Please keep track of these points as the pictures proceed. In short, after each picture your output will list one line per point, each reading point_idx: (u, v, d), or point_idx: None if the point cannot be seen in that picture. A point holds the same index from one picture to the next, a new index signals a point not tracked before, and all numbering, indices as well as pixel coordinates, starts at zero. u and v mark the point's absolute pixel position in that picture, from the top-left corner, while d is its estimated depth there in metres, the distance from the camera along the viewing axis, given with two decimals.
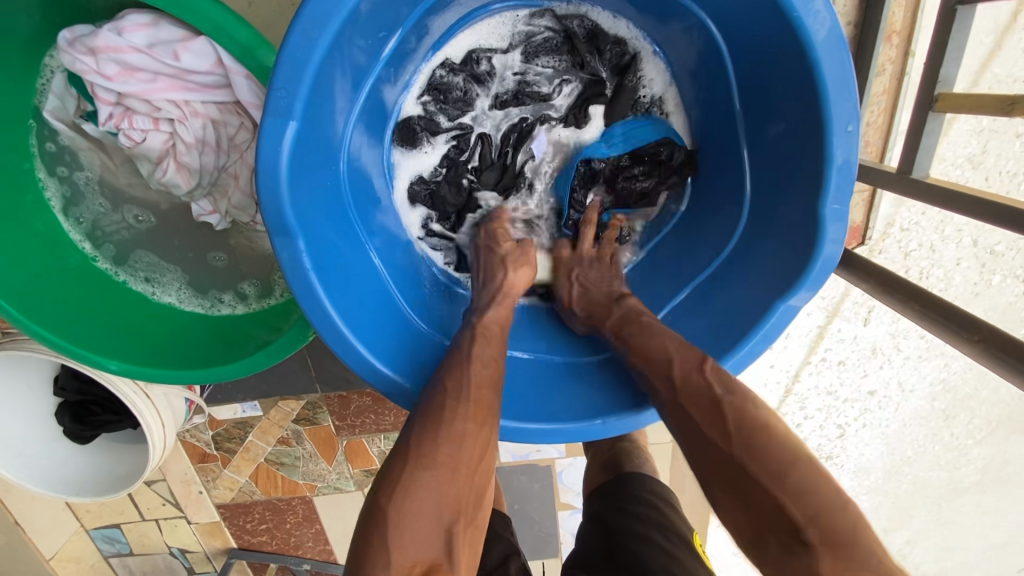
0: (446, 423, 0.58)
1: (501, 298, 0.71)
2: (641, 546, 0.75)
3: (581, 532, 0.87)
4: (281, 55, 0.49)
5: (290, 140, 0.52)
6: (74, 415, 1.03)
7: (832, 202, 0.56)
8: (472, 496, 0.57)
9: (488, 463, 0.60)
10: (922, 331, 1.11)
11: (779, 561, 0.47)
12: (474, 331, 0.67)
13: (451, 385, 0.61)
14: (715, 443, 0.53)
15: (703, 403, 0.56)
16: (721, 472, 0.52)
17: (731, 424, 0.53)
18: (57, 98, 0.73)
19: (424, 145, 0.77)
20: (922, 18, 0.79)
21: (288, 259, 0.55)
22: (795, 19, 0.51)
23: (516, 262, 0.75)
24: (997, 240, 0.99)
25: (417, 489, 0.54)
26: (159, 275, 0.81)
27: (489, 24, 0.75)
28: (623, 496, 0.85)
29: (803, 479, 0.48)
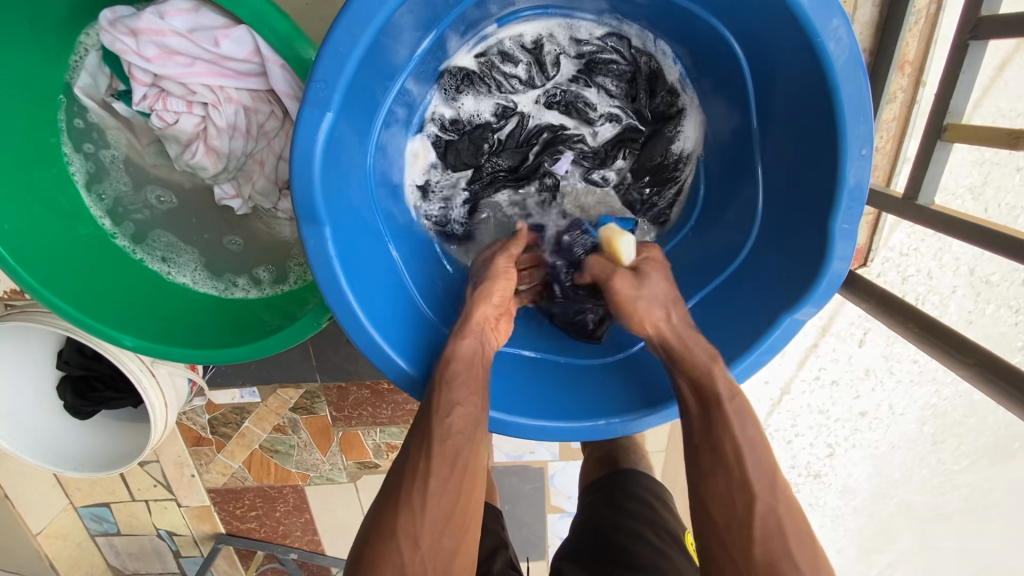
0: (406, 487, 0.61)
1: (460, 326, 0.68)
2: (633, 542, 0.77)
3: (575, 525, 0.88)
4: (324, 48, 0.51)
5: (326, 130, 0.54)
6: (75, 390, 1.04)
7: (842, 222, 0.58)
8: (440, 561, 0.59)
9: (459, 523, 0.60)
10: (915, 355, 1.15)
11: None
12: (439, 383, 0.63)
13: (413, 444, 0.63)
14: (793, 574, 0.53)
15: (798, 527, 0.55)
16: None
17: (813, 563, 0.54)
18: (89, 76, 0.74)
19: (463, 99, 0.76)
20: (934, 49, 0.82)
21: (313, 245, 0.57)
22: (818, 44, 0.52)
23: (478, 283, 0.73)
24: (993, 270, 1.02)
25: (381, 559, 0.58)
26: (175, 255, 0.82)
27: (558, 23, 0.73)
28: (618, 493, 0.86)
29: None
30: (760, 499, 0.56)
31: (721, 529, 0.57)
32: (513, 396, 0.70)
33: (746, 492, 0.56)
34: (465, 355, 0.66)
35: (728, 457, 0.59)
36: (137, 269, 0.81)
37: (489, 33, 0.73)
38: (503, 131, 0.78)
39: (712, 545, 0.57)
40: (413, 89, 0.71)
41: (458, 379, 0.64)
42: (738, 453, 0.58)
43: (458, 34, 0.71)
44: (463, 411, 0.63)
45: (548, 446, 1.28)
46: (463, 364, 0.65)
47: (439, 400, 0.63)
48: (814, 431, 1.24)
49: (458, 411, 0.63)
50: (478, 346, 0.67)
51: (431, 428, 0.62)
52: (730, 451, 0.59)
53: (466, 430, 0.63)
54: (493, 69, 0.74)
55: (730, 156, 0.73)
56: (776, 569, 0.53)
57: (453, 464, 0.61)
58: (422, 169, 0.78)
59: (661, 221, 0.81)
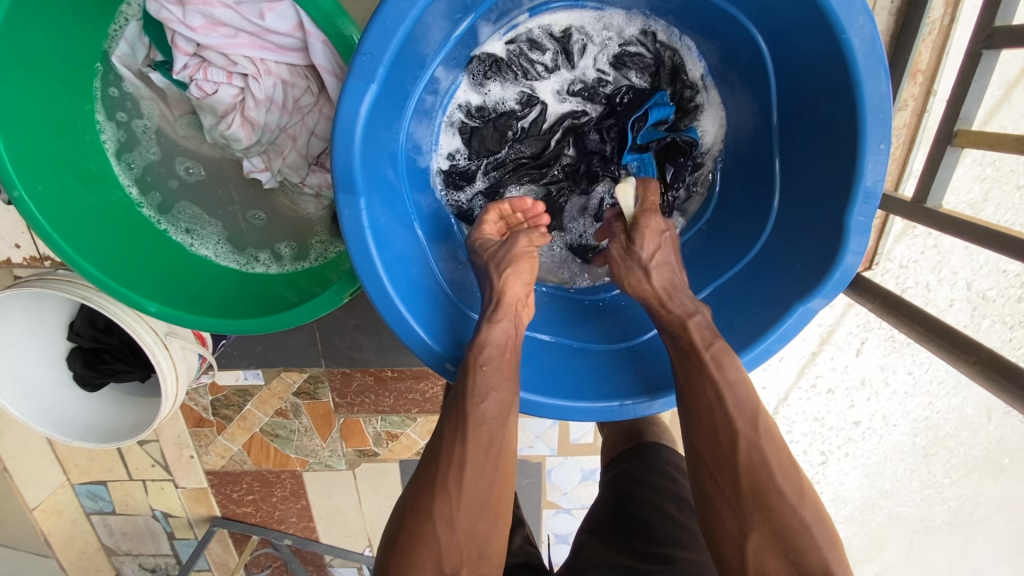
0: (441, 471, 0.62)
1: (491, 311, 0.70)
2: (652, 514, 0.80)
3: (601, 499, 0.91)
4: (372, 22, 0.53)
5: (368, 102, 0.55)
6: (85, 361, 1.05)
7: (858, 214, 0.60)
8: (474, 544, 0.61)
9: (494, 506, 0.63)
10: (910, 367, 1.17)
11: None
12: (472, 369, 0.66)
13: (446, 429, 0.65)
14: (781, 500, 0.58)
15: (782, 456, 0.60)
16: (778, 525, 0.57)
17: (799, 490, 0.58)
18: (127, 46, 0.76)
19: (490, 86, 0.77)
20: (946, 61, 0.84)
21: (348, 216, 0.59)
22: (844, 40, 0.54)
23: (502, 268, 0.72)
24: (990, 285, 1.04)
25: (418, 542, 0.60)
26: (199, 227, 0.83)
27: (588, 14, 0.75)
28: (640, 468, 0.88)
29: (841, 556, 0.57)
30: (743, 431, 0.60)
31: (708, 461, 0.62)
32: (528, 377, 0.73)
33: (730, 427, 0.61)
34: (499, 341, 0.68)
35: (707, 400, 0.62)
36: (162, 238, 0.82)
37: (520, 22, 0.75)
38: (527, 118, 0.80)
39: (702, 477, 0.62)
40: (442, 76, 0.74)
41: (491, 364, 0.66)
42: (719, 393, 0.62)
43: (490, 21, 0.72)
44: (498, 397, 0.65)
45: (547, 441, 1.30)
46: (497, 350, 0.67)
47: (473, 386, 0.65)
48: (809, 438, 1.26)
49: (493, 396, 0.65)
50: (511, 329, 0.69)
51: (467, 413, 0.64)
52: (710, 394, 0.62)
53: (500, 415, 0.65)
54: (522, 55, 0.76)
55: (748, 151, 0.76)
56: (762, 494, 0.58)
57: (488, 450, 0.63)
58: (446, 154, 0.80)
59: (683, 210, 0.83)
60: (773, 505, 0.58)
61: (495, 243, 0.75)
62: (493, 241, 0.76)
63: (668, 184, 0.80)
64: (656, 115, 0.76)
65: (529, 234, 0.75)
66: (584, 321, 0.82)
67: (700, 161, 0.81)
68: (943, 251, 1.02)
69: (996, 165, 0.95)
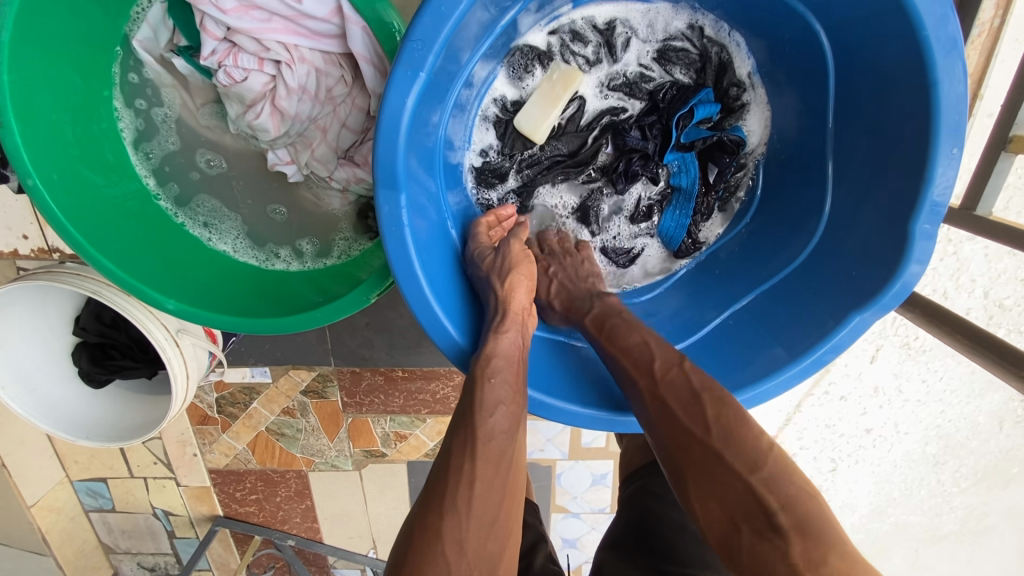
0: (449, 489, 0.59)
1: (497, 322, 0.66)
2: (676, 536, 0.82)
3: (620, 510, 0.94)
4: (425, 8, 0.49)
5: (416, 93, 0.52)
6: (91, 356, 1.01)
7: (923, 222, 0.57)
8: (484, 566, 0.58)
9: (503, 525, 0.61)
10: (925, 376, 1.13)
11: (750, 545, 0.53)
12: (479, 382, 0.62)
13: (455, 445, 0.62)
14: (694, 441, 0.59)
15: (682, 397, 0.61)
16: (698, 463, 0.58)
17: (705, 422, 0.59)
18: (150, 29, 0.73)
19: (530, 79, 0.74)
20: (995, 64, 0.81)
21: (387, 213, 0.56)
22: (922, 37, 0.51)
23: (504, 275, 0.68)
24: (1008, 294, 0.98)
25: (426, 566, 0.56)
26: (218, 221, 0.80)
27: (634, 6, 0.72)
28: (660, 485, 0.92)
29: (772, 470, 0.55)
30: (645, 389, 0.63)
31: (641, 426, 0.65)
32: (566, 386, 0.71)
33: (633, 387, 0.64)
34: (506, 352, 0.64)
35: (622, 370, 0.66)
36: (179, 231, 0.78)
37: (563, 12, 0.72)
38: (565, 114, 0.77)
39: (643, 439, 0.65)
40: (479, 69, 0.70)
41: (498, 376, 0.63)
42: (621, 360, 0.67)
43: (533, 12, 0.69)
44: (506, 410, 0.63)
45: (559, 445, 1.27)
46: (505, 361, 0.63)
47: (483, 399, 0.62)
48: (819, 446, 1.24)
49: (501, 410, 0.63)
50: (518, 339, 0.66)
51: (475, 427, 0.62)
52: (620, 368, 0.67)
53: (509, 430, 0.63)
54: (564, 48, 0.73)
55: (794, 153, 0.73)
56: (677, 438, 0.60)
57: (498, 465, 0.62)
58: (479, 149, 0.77)
59: (724, 210, 0.81)
60: (686, 444, 0.59)
61: (490, 252, 0.70)
62: (488, 250, 0.71)
63: (710, 184, 0.78)
64: (702, 112, 0.74)
65: (518, 236, 0.72)
66: None
67: (743, 162, 0.78)
68: (963, 259, 0.98)
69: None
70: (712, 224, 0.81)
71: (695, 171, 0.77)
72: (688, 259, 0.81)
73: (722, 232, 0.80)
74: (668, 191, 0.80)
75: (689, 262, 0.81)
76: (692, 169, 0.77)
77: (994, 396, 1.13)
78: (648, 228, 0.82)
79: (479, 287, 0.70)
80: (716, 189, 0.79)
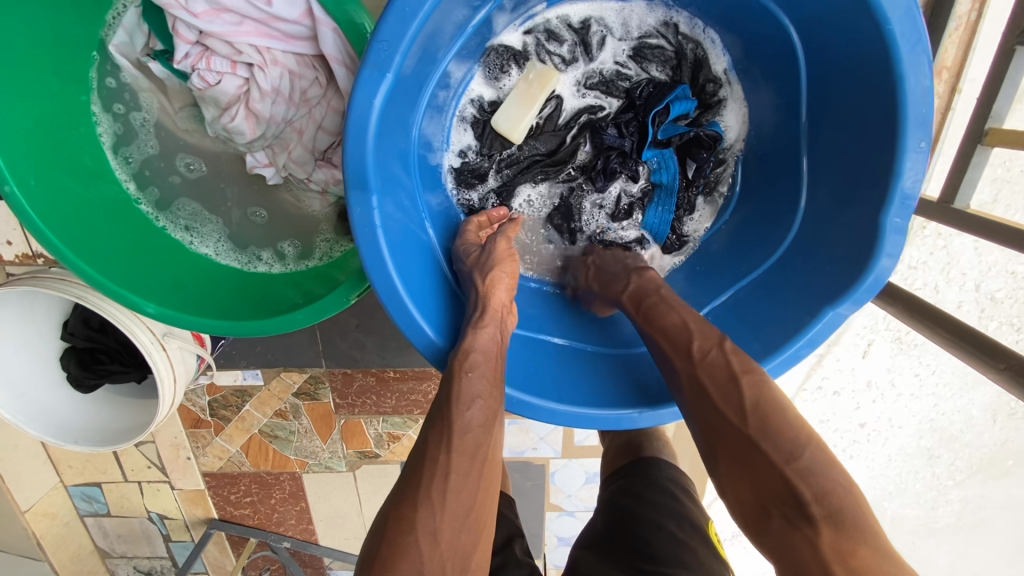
0: (425, 481, 0.59)
1: (475, 318, 0.66)
2: (653, 533, 0.87)
3: (601, 509, 0.99)
4: (389, 8, 0.50)
5: (383, 94, 0.52)
6: (80, 362, 1.01)
7: (894, 215, 0.57)
8: (457, 558, 0.58)
9: (477, 518, 0.61)
10: (917, 369, 1.13)
11: (780, 533, 0.51)
12: (456, 375, 0.62)
13: (431, 436, 0.62)
14: (729, 425, 0.57)
15: (719, 378, 0.59)
16: (733, 446, 0.56)
17: (741, 405, 0.57)
18: (126, 34, 0.73)
19: (506, 79, 0.74)
20: (973, 57, 0.82)
21: (359, 214, 0.56)
22: (887, 31, 0.52)
23: (486, 272, 0.68)
24: (999, 286, 0.99)
25: (398, 557, 0.56)
26: (199, 224, 0.80)
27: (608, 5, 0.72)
28: (639, 483, 0.97)
29: (810, 460, 0.52)
30: (683, 371, 0.63)
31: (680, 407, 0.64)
32: (552, 385, 0.70)
33: (671, 367, 0.64)
34: (485, 347, 0.64)
35: (664, 352, 0.65)
36: (159, 235, 0.79)
37: (537, 11, 0.72)
38: (542, 113, 0.77)
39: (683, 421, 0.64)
40: (454, 69, 0.71)
41: (476, 370, 0.63)
42: (659, 339, 0.66)
43: (507, 11, 0.69)
44: (483, 405, 0.63)
45: (552, 444, 1.27)
46: (482, 356, 0.64)
47: (459, 393, 0.62)
48: None
49: (478, 404, 0.63)
50: (497, 335, 0.66)
51: (451, 420, 0.62)
52: (657, 348, 0.66)
53: (485, 424, 0.63)
54: (539, 46, 0.73)
55: (770, 149, 0.73)
56: (712, 420, 0.58)
57: (473, 458, 0.61)
58: (457, 150, 0.77)
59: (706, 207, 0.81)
60: (721, 427, 0.57)
61: (476, 248, 0.71)
62: (474, 246, 0.72)
63: (689, 180, 0.79)
64: (678, 108, 0.74)
65: (506, 233, 0.73)
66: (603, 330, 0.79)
67: (722, 156, 0.78)
68: (953, 253, 0.98)
69: (1007, 165, 0.90)
70: (696, 220, 0.81)
71: (675, 167, 0.78)
72: (678, 254, 0.81)
73: (706, 228, 0.81)
74: (649, 188, 0.81)
75: (678, 255, 0.81)
76: (671, 166, 0.78)
77: (984, 388, 1.13)
78: (633, 224, 0.82)
79: (463, 284, 0.71)
80: (696, 185, 0.79)
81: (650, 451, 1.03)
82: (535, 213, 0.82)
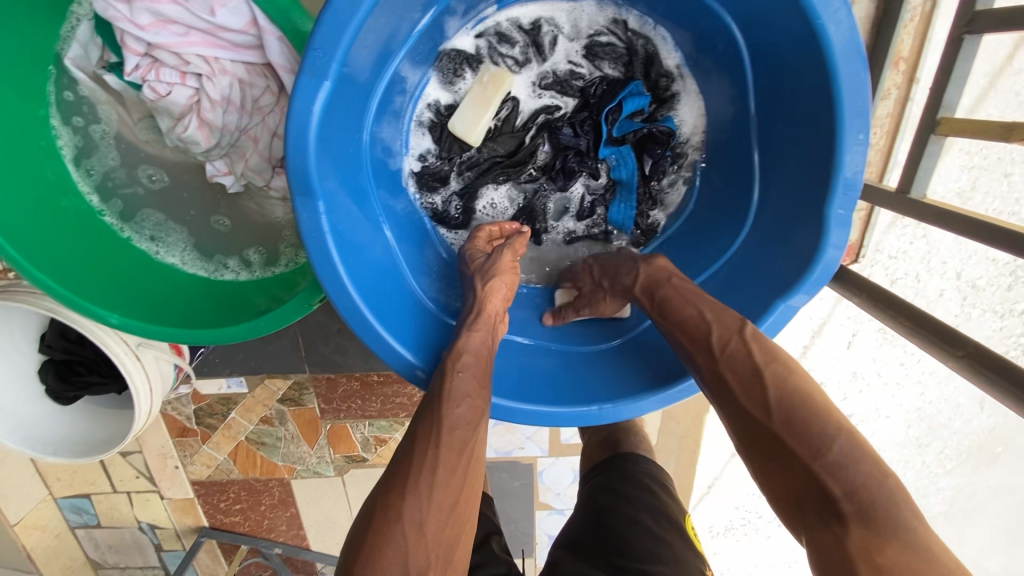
0: (412, 472, 0.59)
1: (468, 321, 0.68)
2: (631, 530, 0.88)
3: (581, 505, 0.99)
4: (321, 17, 0.50)
5: (322, 100, 0.53)
6: (58, 373, 1.00)
7: (838, 207, 0.58)
8: (441, 551, 0.58)
9: (461, 512, 0.60)
10: (902, 358, 1.12)
11: (812, 528, 0.52)
12: (448, 373, 0.64)
13: (420, 429, 0.62)
14: (755, 421, 0.57)
15: (741, 372, 0.59)
16: (760, 441, 0.57)
17: (766, 401, 0.57)
18: (80, 47, 0.74)
19: (461, 83, 0.75)
20: (929, 47, 0.82)
21: (306, 220, 0.57)
22: (817, 26, 0.53)
23: (486, 279, 0.70)
24: (980, 274, 0.99)
25: (384, 546, 0.55)
26: (164, 234, 0.80)
27: (556, 5, 0.73)
28: (617, 480, 0.96)
29: (839, 454, 0.52)
30: (704, 364, 0.62)
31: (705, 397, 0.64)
32: (521, 386, 0.71)
33: (693, 361, 0.63)
34: (476, 349, 0.66)
35: (683, 344, 0.64)
36: (124, 247, 0.79)
37: (488, 14, 0.73)
38: (500, 115, 0.78)
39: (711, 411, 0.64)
40: (409, 73, 0.71)
41: (467, 370, 0.64)
42: (676, 331, 0.65)
43: (457, 15, 0.71)
44: (472, 403, 0.63)
45: (538, 442, 1.27)
46: (473, 357, 0.65)
47: (450, 389, 0.63)
48: None
49: (467, 402, 0.63)
50: (488, 339, 0.67)
51: (441, 415, 0.62)
52: (673, 339, 0.65)
53: (472, 421, 0.63)
54: (492, 49, 0.74)
55: (727, 144, 0.74)
56: (738, 415, 0.59)
57: (460, 453, 0.61)
58: (417, 154, 0.78)
59: (669, 200, 0.81)
60: (747, 423, 0.58)
61: (482, 255, 0.74)
62: (482, 253, 0.74)
63: (647, 175, 0.79)
64: (631, 105, 0.75)
65: (513, 245, 0.74)
66: (571, 330, 0.80)
67: (679, 151, 0.79)
68: (932, 242, 0.98)
69: (982, 153, 0.91)
70: (661, 212, 0.81)
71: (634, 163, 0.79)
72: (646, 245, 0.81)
73: (672, 219, 0.81)
74: (611, 184, 0.82)
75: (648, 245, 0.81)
76: (629, 163, 0.79)
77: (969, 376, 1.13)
78: (600, 220, 0.83)
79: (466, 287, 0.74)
80: (657, 178, 0.80)
81: (628, 447, 1.03)
82: (499, 215, 0.82)
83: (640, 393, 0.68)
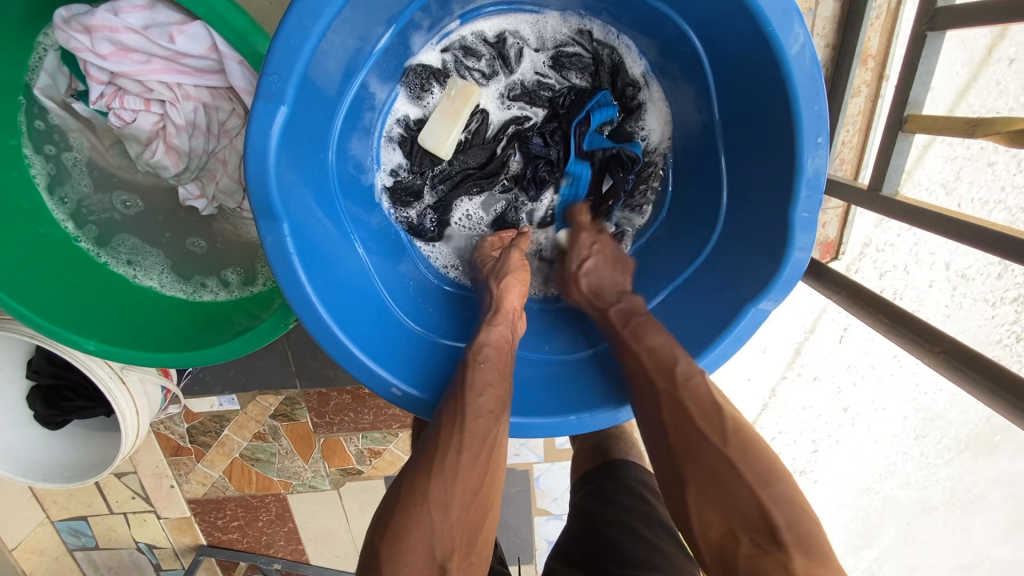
0: (437, 455, 0.59)
1: (488, 317, 0.70)
2: (625, 538, 0.87)
3: (574, 514, 0.98)
4: (276, 39, 0.51)
5: (280, 124, 0.54)
6: (45, 399, 0.98)
7: (803, 211, 0.58)
8: (465, 533, 0.57)
9: (484, 497, 0.60)
10: (895, 350, 1.12)
11: (751, 561, 0.50)
12: (469, 365, 0.65)
13: (444, 417, 0.62)
14: (707, 446, 0.56)
15: (703, 403, 0.59)
16: (708, 467, 0.55)
17: (723, 430, 0.57)
18: (48, 76, 0.74)
19: (429, 97, 0.76)
20: (896, 45, 0.83)
21: (272, 241, 0.57)
22: (768, 32, 0.53)
23: (501, 278, 0.72)
24: (968, 264, 1.00)
25: (411, 525, 0.55)
26: (141, 258, 0.81)
27: (519, 18, 0.75)
28: (610, 488, 0.95)
29: (782, 488, 0.52)
30: (664, 390, 0.61)
31: (647, 427, 0.63)
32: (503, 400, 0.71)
33: (652, 388, 0.62)
34: (497, 342, 0.67)
35: (646, 372, 0.64)
36: (101, 272, 0.79)
37: (452, 29, 0.74)
38: (470, 128, 0.79)
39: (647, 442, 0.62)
40: (377, 89, 0.72)
41: (488, 363, 0.66)
42: (639, 356, 0.65)
43: (423, 30, 0.72)
44: (493, 392, 0.64)
45: (533, 449, 1.27)
46: (494, 350, 0.67)
47: (471, 380, 0.64)
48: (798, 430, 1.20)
49: (489, 392, 0.64)
50: (508, 333, 0.69)
51: (463, 404, 0.62)
52: (634, 361, 0.65)
53: (494, 412, 0.63)
54: (458, 62, 0.75)
55: (695, 150, 0.74)
56: (691, 439, 0.57)
57: (483, 442, 0.61)
58: (388, 168, 0.78)
59: (642, 207, 0.81)
60: (699, 448, 0.56)
61: (492, 258, 0.76)
62: (491, 259, 0.76)
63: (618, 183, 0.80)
64: (599, 117, 0.76)
65: (520, 245, 0.76)
66: (557, 337, 0.79)
67: (648, 159, 0.79)
68: (918, 234, 0.99)
69: (964, 145, 0.91)
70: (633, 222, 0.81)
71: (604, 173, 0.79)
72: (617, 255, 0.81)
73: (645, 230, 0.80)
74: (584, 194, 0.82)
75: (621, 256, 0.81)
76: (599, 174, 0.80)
77: None
78: None
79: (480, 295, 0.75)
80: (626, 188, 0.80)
81: (619, 452, 1.03)
82: (475, 225, 0.83)
83: (621, 401, 0.68)
